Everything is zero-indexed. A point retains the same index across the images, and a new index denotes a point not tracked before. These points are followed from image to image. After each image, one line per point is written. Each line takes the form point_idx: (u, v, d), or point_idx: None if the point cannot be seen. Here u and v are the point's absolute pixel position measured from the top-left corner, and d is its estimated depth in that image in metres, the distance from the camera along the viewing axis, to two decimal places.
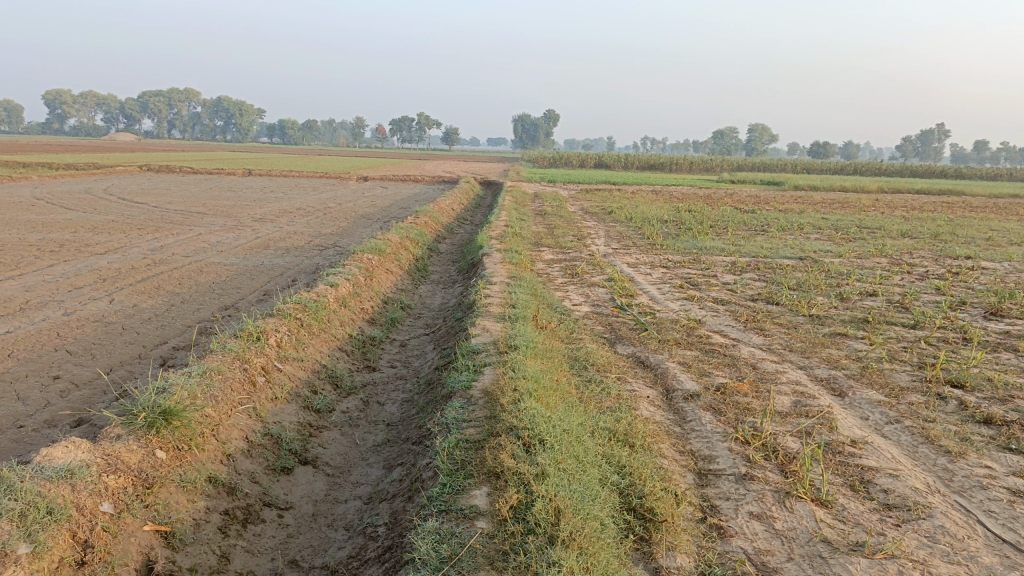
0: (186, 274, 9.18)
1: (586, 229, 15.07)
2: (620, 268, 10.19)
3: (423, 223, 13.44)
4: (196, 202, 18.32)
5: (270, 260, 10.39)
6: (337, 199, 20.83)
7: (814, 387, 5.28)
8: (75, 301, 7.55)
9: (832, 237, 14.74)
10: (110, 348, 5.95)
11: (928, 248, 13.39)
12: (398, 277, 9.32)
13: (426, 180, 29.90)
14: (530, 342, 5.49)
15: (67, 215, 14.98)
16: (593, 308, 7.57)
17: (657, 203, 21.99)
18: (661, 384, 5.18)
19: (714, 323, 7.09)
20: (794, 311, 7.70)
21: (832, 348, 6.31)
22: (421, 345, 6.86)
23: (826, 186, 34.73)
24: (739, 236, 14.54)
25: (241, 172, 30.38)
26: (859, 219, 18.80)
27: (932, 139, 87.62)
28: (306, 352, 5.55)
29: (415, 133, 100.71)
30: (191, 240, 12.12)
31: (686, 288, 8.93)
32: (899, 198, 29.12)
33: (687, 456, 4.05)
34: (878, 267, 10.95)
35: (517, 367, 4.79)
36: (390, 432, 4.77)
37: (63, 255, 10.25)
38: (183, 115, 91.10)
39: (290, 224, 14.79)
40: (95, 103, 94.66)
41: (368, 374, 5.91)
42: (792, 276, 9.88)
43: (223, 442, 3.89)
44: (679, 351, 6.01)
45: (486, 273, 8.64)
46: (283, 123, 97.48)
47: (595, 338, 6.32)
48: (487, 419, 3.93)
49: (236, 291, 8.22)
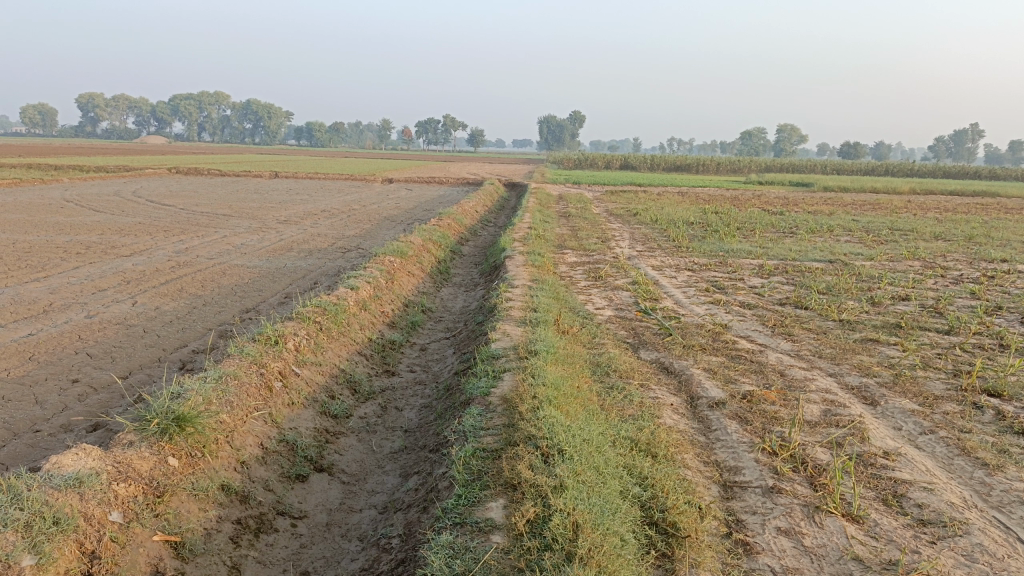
0: (208, 276, 9.20)
1: (610, 231, 14.94)
2: (644, 271, 10.05)
3: (446, 226, 13.39)
4: (222, 204, 18.46)
5: (292, 263, 10.39)
6: (362, 201, 20.88)
7: (844, 396, 5.11)
8: (98, 304, 7.59)
9: (862, 240, 14.45)
10: (130, 351, 5.95)
11: (962, 251, 13.07)
12: (420, 279, 9.26)
13: (451, 182, 29.93)
14: (551, 347, 5.39)
15: (96, 217, 15.16)
16: (616, 312, 7.45)
17: (683, 205, 21.76)
18: (686, 391, 5.05)
19: (740, 328, 6.94)
20: (823, 316, 7.52)
21: (862, 354, 6.13)
22: (441, 349, 6.79)
23: (856, 187, 34.23)
24: (767, 239, 14.30)
25: (268, 174, 30.63)
26: (891, 221, 18.44)
27: (966, 140, 86.13)
28: (324, 356, 5.49)
29: (441, 135, 100.97)
30: (215, 242, 12.19)
31: (712, 291, 8.77)
32: (932, 200, 28.60)
33: (711, 467, 3.92)
34: (910, 271, 10.70)
35: (537, 373, 4.68)
36: (408, 439, 4.69)
37: (90, 257, 10.34)
38: (212, 118, 92.21)
39: (315, 226, 14.82)
40: (126, 106, 96.18)
41: (387, 379, 5.85)
42: (822, 280, 9.67)
43: (237, 449, 3.83)
44: (704, 357, 5.87)
45: (508, 276, 8.55)
46: (310, 125, 98.31)
47: (618, 343, 6.20)
48: (505, 428, 3.83)
49: (258, 293, 8.22)
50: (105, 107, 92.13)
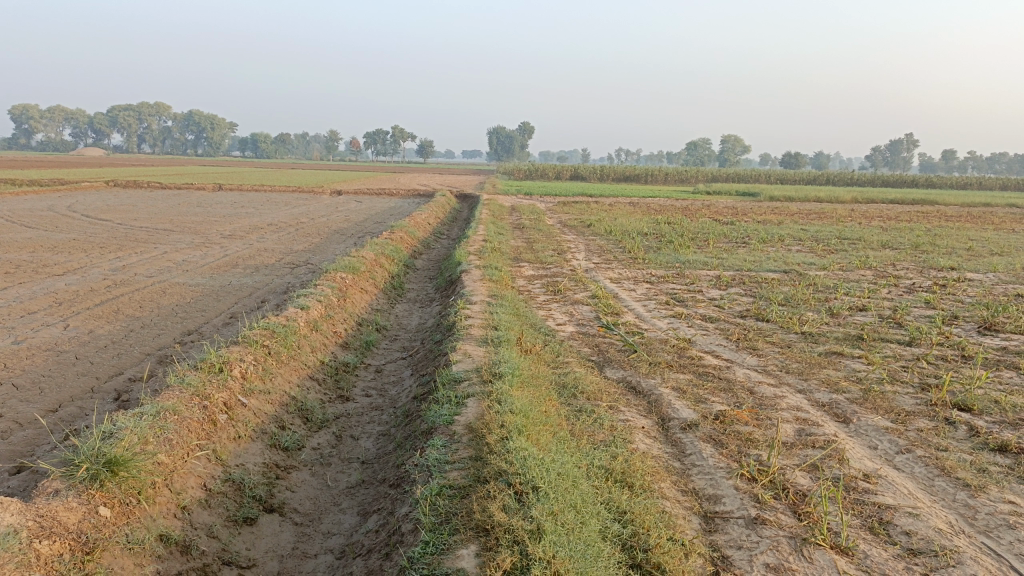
0: (148, 296, 8.73)
1: (565, 242, 14.81)
2: (603, 284, 9.90)
3: (398, 239, 13.07)
4: (163, 218, 17.79)
5: (237, 280, 9.96)
6: (310, 214, 20.37)
7: (817, 413, 4.98)
8: (27, 328, 7.09)
9: (814, 249, 14.58)
10: (60, 381, 5.51)
11: (911, 260, 13.24)
12: (373, 296, 8.94)
13: (401, 193, 29.58)
14: (515, 368, 5.13)
15: (27, 233, 14.42)
16: (578, 328, 7.25)
17: (635, 216, 21.80)
18: (656, 413, 4.85)
19: (704, 343, 6.80)
20: (785, 329, 7.43)
21: (829, 368, 6.03)
22: (397, 370, 6.48)
23: (802, 196, 34.96)
24: (721, 249, 14.33)
25: (212, 186, 29.85)
26: (839, 230, 18.73)
27: (901, 150, 89.08)
28: (273, 383, 5.15)
29: (389, 146, 100.34)
30: (156, 258, 11.66)
31: (672, 304, 8.65)
32: (874, 208, 29.34)
33: (690, 495, 3.71)
34: (864, 280, 10.76)
35: (503, 399, 4.42)
36: (365, 471, 4.39)
37: (18, 277, 9.75)
38: (153, 129, 89.95)
39: (261, 240, 14.35)
40: (63, 117, 93.29)
41: (341, 404, 5.53)
42: (779, 291, 9.63)
43: (177, 493, 3.50)
44: (671, 374, 5.69)
45: (465, 292, 8.29)
46: (256, 136, 96.68)
47: (582, 361, 5.99)
48: (472, 462, 3.57)
49: (201, 313, 7.80)
50: (40, 118, 89.07)
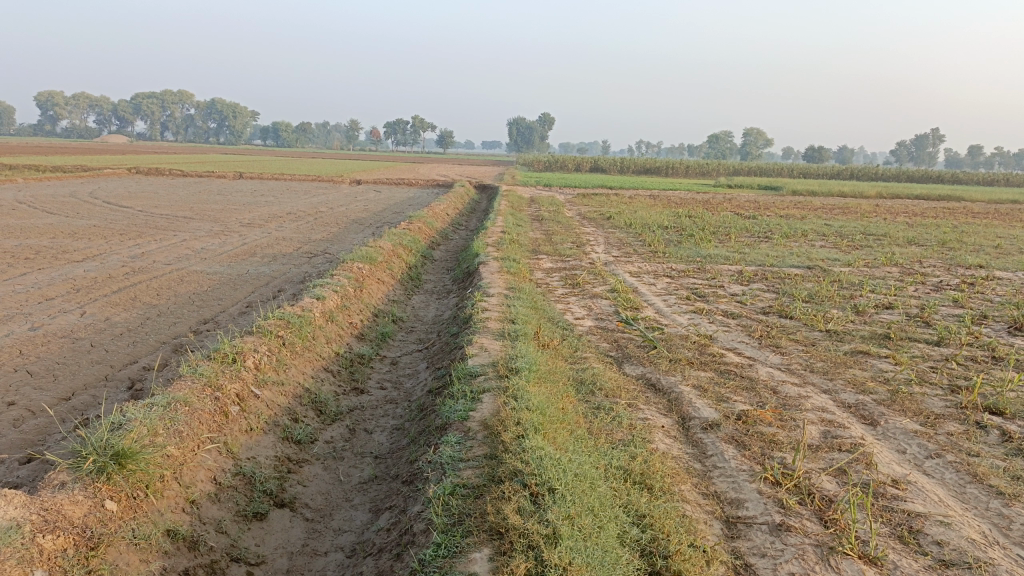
0: (165, 283, 8.71)
1: (584, 235, 14.67)
2: (622, 278, 9.76)
3: (416, 229, 13.00)
4: (183, 206, 17.85)
5: (255, 269, 9.92)
6: (329, 203, 20.35)
7: (843, 415, 4.83)
8: (44, 314, 7.08)
9: (838, 245, 14.33)
10: (74, 368, 5.47)
11: (938, 257, 12.98)
12: (390, 287, 8.86)
13: (420, 183, 29.51)
14: (532, 363, 5.03)
15: (48, 219, 14.49)
16: (597, 322, 7.13)
17: (656, 208, 21.60)
18: (676, 412, 4.73)
19: (726, 340, 6.65)
20: (809, 326, 7.27)
21: (855, 368, 5.88)
22: (413, 363, 6.39)
23: (825, 191, 34.54)
24: (742, 243, 14.13)
25: (233, 174, 29.95)
26: (864, 226, 18.42)
27: (927, 145, 87.80)
28: (287, 375, 5.08)
29: (409, 136, 100.41)
30: (174, 246, 11.66)
31: (693, 300, 8.50)
32: (898, 204, 28.90)
33: (711, 499, 3.59)
34: (890, 277, 10.55)
35: (519, 395, 4.31)
36: (378, 466, 4.30)
37: (38, 263, 9.77)
38: (175, 117, 90.56)
39: (280, 229, 14.33)
40: (87, 104, 94.17)
41: (355, 397, 5.45)
42: (803, 287, 9.45)
43: (186, 487, 3.44)
44: (692, 372, 5.56)
45: (483, 284, 8.18)
46: (277, 125, 97.08)
47: (600, 357, 5.87)
48: (487, 460, 3.47)
49: (217, 302, 7.76)
50: (65, 104, 89.94)
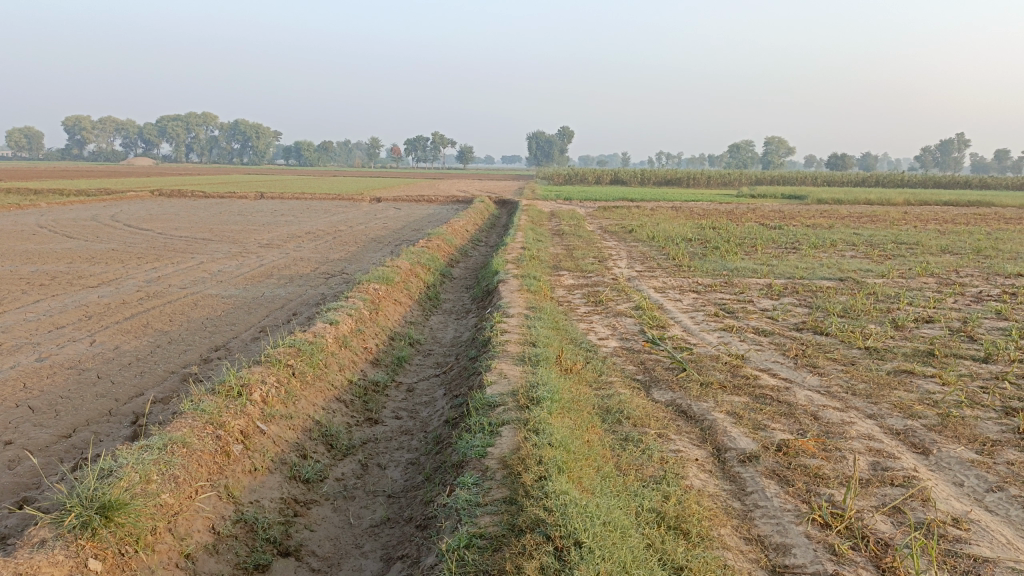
0: (179, 308, 8.53)
1: (606, 249, 14.35)
2: (648, 294, 9.43)
3: (435, 247, 12.78)
4: (203, 227, 17.83)
5: (270, 291, 9.72)
6: (348, 221, 20.25)
7: (891, 444, 4.48)
8: (53, 344, 6.90)
9: (869, 255, 13.89)
10: (78, 402, 5.25)
11: (975, 266, 12.50)
12: (407, 308, 8.61)
13: (440, 200, 29.37)
14: (554, 391, 4.72)
15: (67, 244, 14.46)
16: (621, 343, 6.82)
17: (679, 220, 21.24)
18: (710, 442, 4.39)
19: (759, 360, 6.31)
20: (846, 344, 6.89)
21: (899, 390, 5.50)
22: (430, 389, 6.10)
23: (851, 198, 33.95)
24: (770, 254, 13.74)
25: (253, 194, 30.06)
26: (894, 234, 17.93)
27: (952, 150, 86.46)
28: (296, 407, 4.81)
29: (429, 153, 100.83)
30: (190, 269, 11.51)
31: (722, 316, 8.16)
32: (928, 210, 28.32)
33: (754, 545, 3.26)
34: (927, 289, 10.11)
35: (541, 429, 4.01)
36: (391, 507, 4.01)
37: (52, 289, 9.65)
38: (199, 139, 91.65)
39: (298, 249, 14.18)
40: (112, 129, 95.70)
41: (369, 428, 5.17)
42: (836, 301, 9.06)
43: (181, 539, 3.18)
44: (726, 397, 5.22)
45: (502, 304, 7.90)
46: (298, 145, 97.95)
47: (626, 382, 5.55)
48: (506, 506, 3.18)
49: (230, 328, 7.55)
50: (92, 128, 91.36)
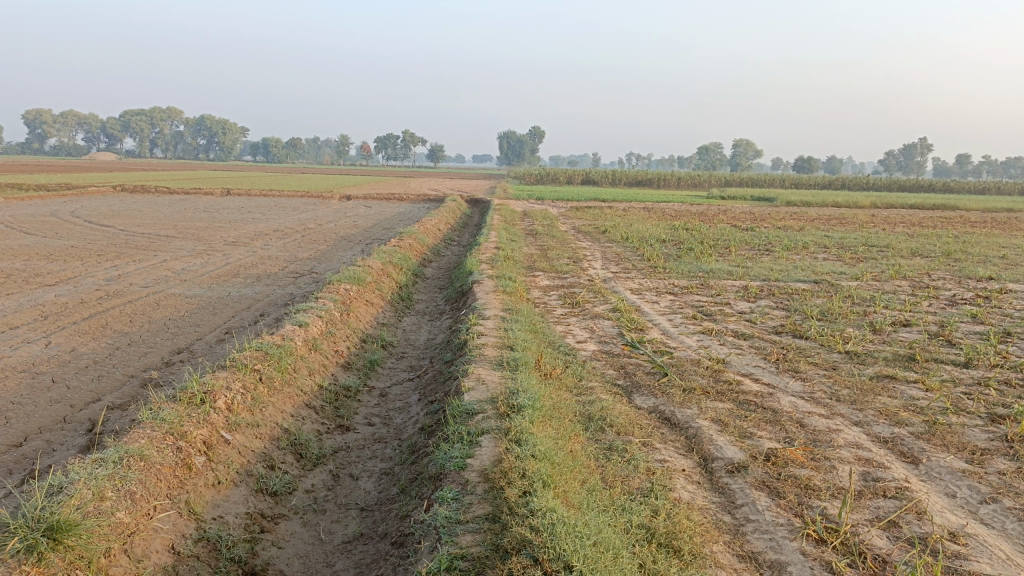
0: (140, 308, 8.20)
1: (580, 250, 14.22)
2: (624, 296, 9.30)
3: (407, 246, 12.54)
4: (167, 224, 17.37)
5: (237, 291, 9.41)
6: (317, 219, 19.87)
7: (879, 453, 4.37)
8: (5, 345, 6.56)
9: (841, 257, 13.93)
10: (30, 408, 4.95)
11: (946, 269, 12.59)
12: (379, 308, 8.38)
13: (411, 198, 29.07)
14: (535, 397, 4.54)
15: (24, 240, 13.96)
16: (600, 346, 6.66)
17: (652, 220, 21.22)
18: (697, 452, 4.24)
19: (740, 364, 6.19)
20: (827, 348, 6.81)
21: (884, 396, 5.41)
22: (404, 395, 5.89)
23: (820, 201, 34.27)
24: (744, 256, 13.71)
25: (219, 191, 29.44)
26: (865, 237, 18.06)
27: (916, 154, 88.04)
28: (264, 415, 4.57)
29: (399, 151, 100.20)
30: (153, 267, 11.14)
31: (700, 319, 8.05)
32: (895, 214, 28.68)
33: (748, 562, 3.11)
34: (902, 292, 10.12)
35: (523, 438, 3.83)
36: (364, 521, 3.80)
37: (7, 288, 9.23)
38: (165, 135, 90.03)
39: (265, 247, 13.84)
40: (75, 122, 93.64)
41: (340, 436, 4.95)
42: (813, 303, 9.01)
43: (137, 561, 2.94)
44: (710, 403, 5.07)
45: (478, 305, 7.70)
46: (267, 141, 96.77)
47: (607, 387, 5.38)
48: (488, 524, 2.99)
49: (194, 329, 7.25)
50: (52, 122, 89.26)
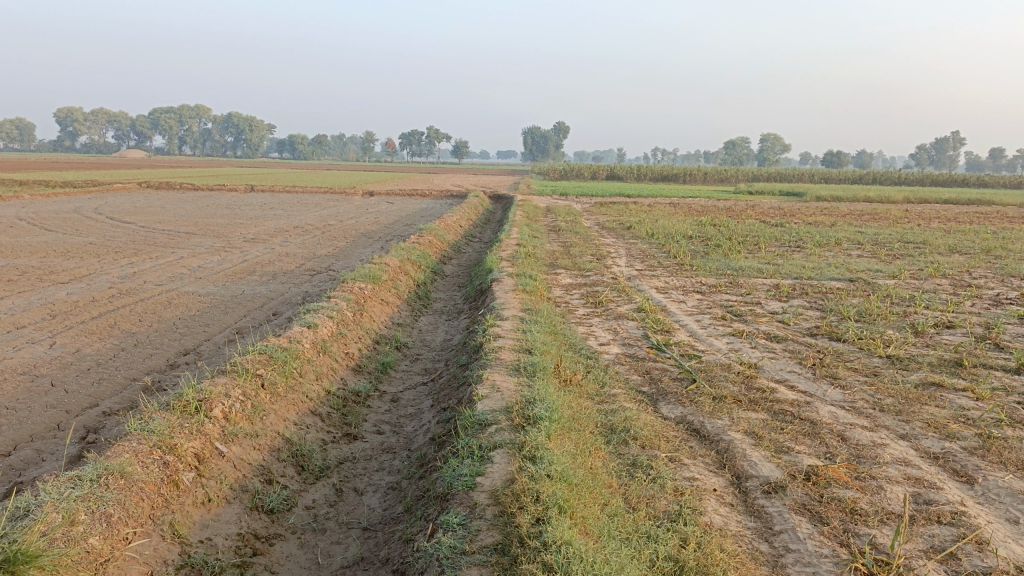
0: (151, 307, 8.00)
1: (604, 246, 13.86)
2: (649, 295, 8.94)
3: (427, 242, 12.27)
4: (188, 220, 17.24)
5: (251, 289, 9.18)
6: (338, 216, 19.68)
7: (930, 471, 3.98)
8: (9, 345, 6.36)
9: (875, 254, 13.40)
10: (25, 412, 4.71)
11: (987, 267, 12.03)
12: (394, 307, 8.10)
13: (434, 194, 28.84)
14: (553, 407, 4.21)
15: (43, 237, 13.87)
16: (624, 349, 6.32)
17: (677, 216, 20.81)
18: (729, 469, 3.89)
19: (773, 369, 5.81)
20: (866, 352, 6.40)
21: (930, 406, 5.01)
22: (417, 400, 5.58)
23: (850, 196, 33.45)
24: (774, 253, 13.25)
25: (243, 187, 29.45)
26: (899, 233, 17.49)
27: (948, 148, 86.24)
28: (264, 424, 4.29)
29: (424, 146, 100.21)
30: (169, 265, 10.95)
31: (729, 319, 7.68)
32: (929, 209, 27.91)
33: None
34: (943, 291, 9.65)
35: (539, 455, 3.51)
36: (366, 543, 3.50)
37: (19, 286, 9.08)
38: (192, 132, 90.81)
39: (284, 244, 13.63)
40: (105, 121, 94.69)
41: (347, 445, 4.65)
42: (848, 303, 8.58)
43: None
44: (742, 414, 4.71)
45: (495, 304, 7.39)
46: (293, 138, 97.33)
47: (631, 395, 5.04)
48: (496, 558, 2.68)
49: (202, 329, 7.01)
50: (83, 120, 90.41)
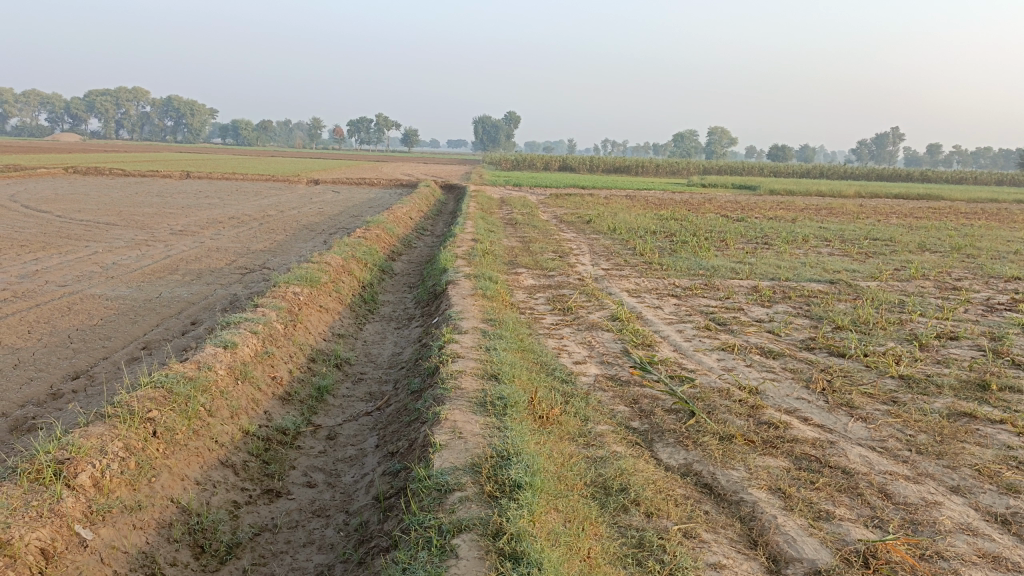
0: (45, 314, 6.81)
1: (564, 242, 12.99)
2: (621, 300, 8.07)
3: (373, 237, 11.23)
4: (112, 210, 15.77)
5: (169, 291, 8.01)
6: (280, 206, 18.42)
7: (1005, 544, 3.16)
8: None
9: (847, 252, 12.78)
10: None
11: (963, 267, 11.49)
12: (335, 315, 7.07)
13: (382, 183, 27.64)
14: (533, 467, 3.26)
15: None
16: (604, 369, 5.42)
17: (637, 210, 20.08)
18: (763, 549, 3.01)
19: (778, 396, 4.96)
20: (876, 371, 5.62)
21: (971, 446, 4.22)
22: (358, 438, 4.58)
23: (803, 190, 33.26)
24: (743, 250, 12.55)
25: (178, 173, 27.76)
26: (864, 229, 17.00)
27: (889, 144, 87.90)
28: (152, 491, 3.26)
29: (373, 135, 98.27)
30: (80, 262, 9.66)
31: (714, 330, 6.85)
32: (882, 203, 27.78)
33: None
34: (930, 294, 8.99)
35: (519, 554, 2.56)
36: None
37: None
38: (131, 117, 87.09)
39: (216, 237, 12.41)
40: (36, 102, 90.30)
41: (267, 507, 3.64)
42: (838, 310, 7.83)
43: None
44: (759, 461, 3.84)
45: (452, 313, 6.41)
46: (236, 122, 94.41)
47: (621, 435, 4.13)
48: None
49: (102, 345, 5.86)
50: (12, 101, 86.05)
